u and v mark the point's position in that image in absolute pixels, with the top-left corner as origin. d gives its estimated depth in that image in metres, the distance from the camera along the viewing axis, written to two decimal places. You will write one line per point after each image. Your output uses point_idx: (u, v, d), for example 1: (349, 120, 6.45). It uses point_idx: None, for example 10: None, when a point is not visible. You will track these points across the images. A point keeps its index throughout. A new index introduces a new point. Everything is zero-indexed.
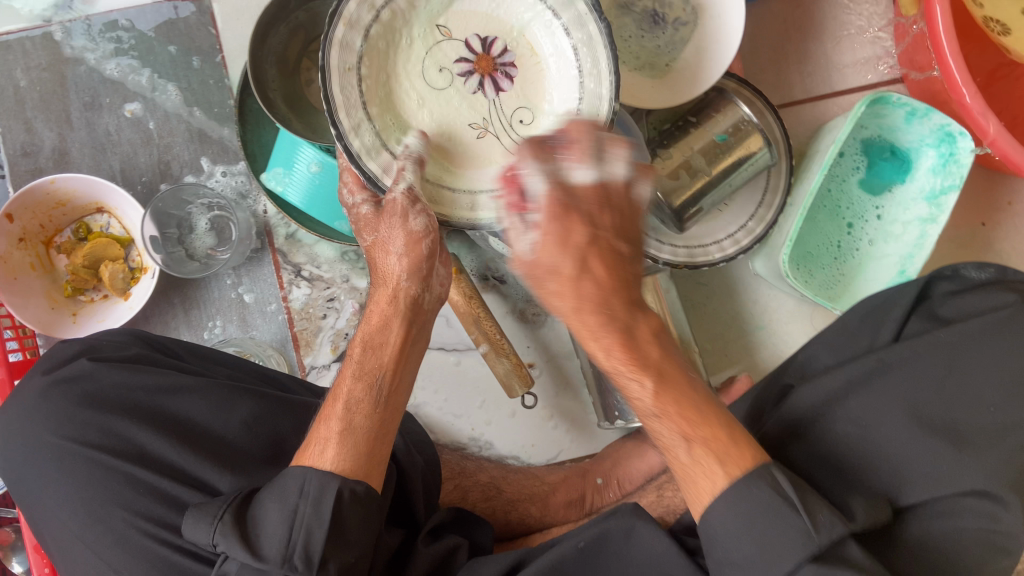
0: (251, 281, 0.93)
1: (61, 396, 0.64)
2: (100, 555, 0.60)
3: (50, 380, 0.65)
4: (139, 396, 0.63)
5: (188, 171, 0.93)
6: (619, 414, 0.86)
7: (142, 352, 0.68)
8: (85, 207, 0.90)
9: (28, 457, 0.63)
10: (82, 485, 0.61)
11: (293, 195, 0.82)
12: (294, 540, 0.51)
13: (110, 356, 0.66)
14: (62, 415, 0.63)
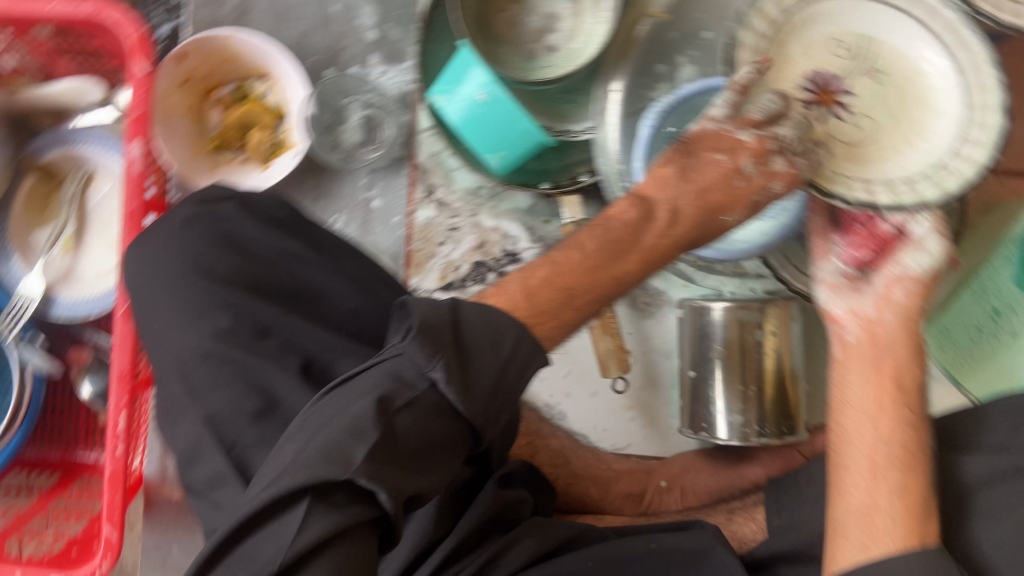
0: (384, 188, 0.93)
1: (204, 227, 0.65)
2: (193, 379, 0.59)
3: (193, 211, 0.66)
4: (270, 254, 0.64)
5: (355, 65, 0.92)
6: (705, 427, 0.84)
7: (287, 216, 0.68)
8: (251, 68, 0.90)
9: (153, 277, 0.64)
10: (193, 314, 0.60)
11: (453, 114, 0.83)
12: (495, 384, 0.49)
13: (257, 210, 0.67)
14: (193, 247, 0.63)
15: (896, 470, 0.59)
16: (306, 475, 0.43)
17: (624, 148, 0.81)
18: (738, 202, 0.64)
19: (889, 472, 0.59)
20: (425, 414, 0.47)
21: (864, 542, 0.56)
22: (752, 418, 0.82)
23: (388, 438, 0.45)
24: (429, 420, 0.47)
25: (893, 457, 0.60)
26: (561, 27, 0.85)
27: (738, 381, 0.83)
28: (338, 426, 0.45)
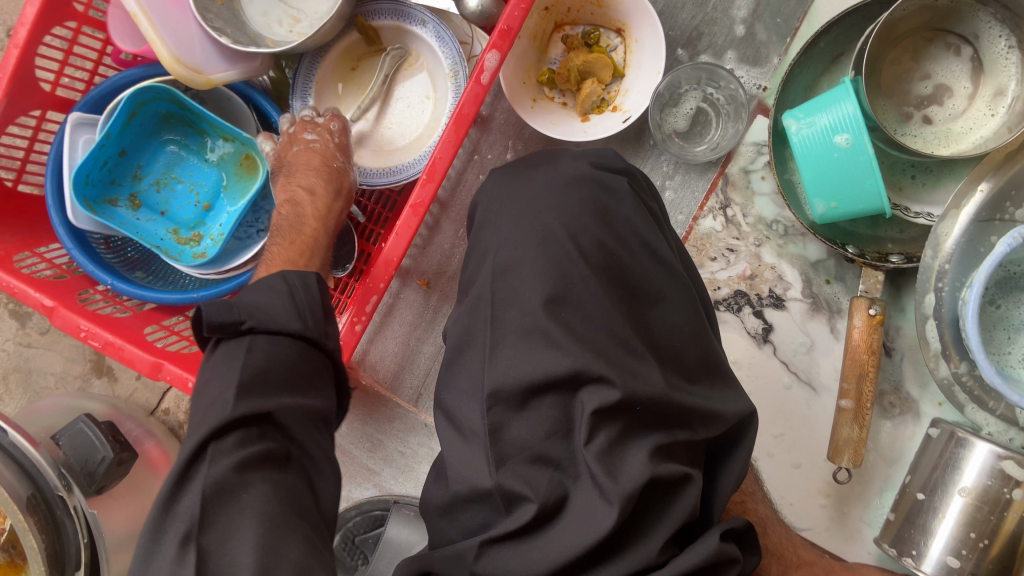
0: (681, 182, 0.90)
1: (588, 190, 0.65)
2: (510, 331, 0.60)
3: (583, 172, 0.66)
4: (632, 241, 0.64)
5: (709, 53, 0.88)
6: (912, 554, 0.79)
7: (655, 212, 0.68)
8: (611, 20, 0.87)
9: (521, 212, 0.65)
10: (549, 263, 0.61)
11: (801, 142, 0.79)
12: (299, 306, 0.60)
13: (638, 196, 0.67)
14: (572, 203, 0.64)
15: None
16: (264, 353, 0.56)
17: (961, 250, 0.75)
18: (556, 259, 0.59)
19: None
20: (285, 352, 0.57)
21: None
22: (967, 569, 0.75)
23: (280, 343, 0.57)
24: (265, 363, 0.55)
25: None
26: (949, 104, 0.80)
27: (972, 529, 0.75)
28: (274, 311, 0.58)
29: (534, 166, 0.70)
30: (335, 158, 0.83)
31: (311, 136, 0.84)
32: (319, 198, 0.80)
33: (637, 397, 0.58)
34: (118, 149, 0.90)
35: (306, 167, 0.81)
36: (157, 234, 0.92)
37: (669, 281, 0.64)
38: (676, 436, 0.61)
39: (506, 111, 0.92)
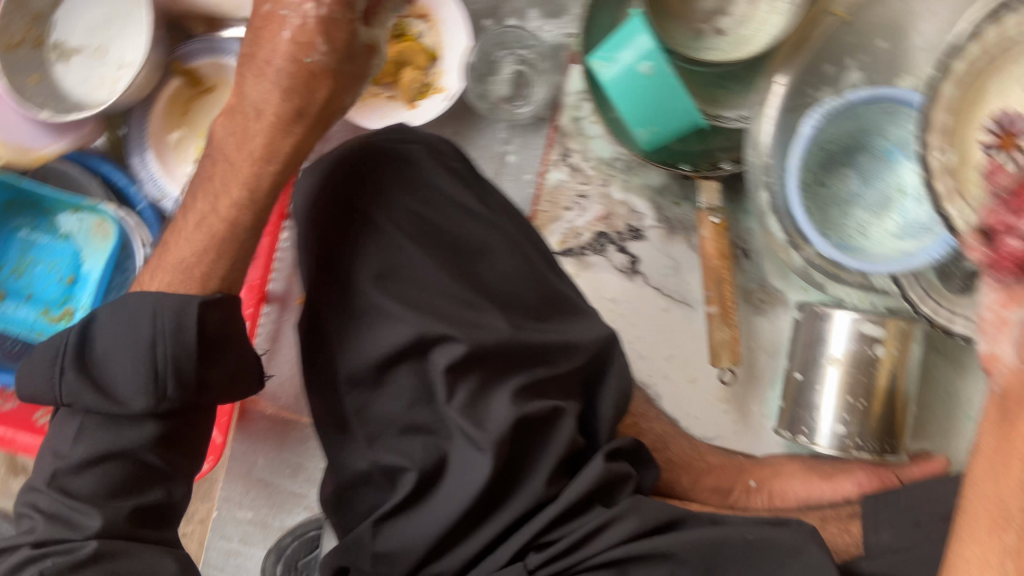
0: (521, 145, 0.93)
1: (388, 165, 0.68)
2: (355, 319, 0.64)
3: (377, 147, 0.68)
4: (440, 202, 0.68)
5: (513, 17, 0.92)
6: (804, 431, 0.83)
7: (459, 168, 0.70)
8: (412, 8, 0.90)
9: (331, 202, 0.67)
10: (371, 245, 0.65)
11: (610, 80, 0.82)
12: (157, 362, 0.55)
13: (438, 158, 0.69)
14: (378, 181, 0.67)
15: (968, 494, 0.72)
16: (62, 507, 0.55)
17: (778, 142, 0.81)
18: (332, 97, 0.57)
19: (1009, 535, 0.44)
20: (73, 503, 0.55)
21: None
22: (853, 432, 0.81)
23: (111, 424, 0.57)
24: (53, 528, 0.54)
25: None
26: (735, 13, 0.84)
27: (849, 393, 0.80)
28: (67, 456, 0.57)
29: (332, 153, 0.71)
30: (326, 76, 0.58)
31: (318, 15, 0.55)
32: (257, 134, 0.59)
33: (482, 343, 0.62)
34: None
35: (257, 81, 0.58)
36: (29, 320, 0.93)
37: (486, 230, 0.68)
38: (536, 375, 0.64)
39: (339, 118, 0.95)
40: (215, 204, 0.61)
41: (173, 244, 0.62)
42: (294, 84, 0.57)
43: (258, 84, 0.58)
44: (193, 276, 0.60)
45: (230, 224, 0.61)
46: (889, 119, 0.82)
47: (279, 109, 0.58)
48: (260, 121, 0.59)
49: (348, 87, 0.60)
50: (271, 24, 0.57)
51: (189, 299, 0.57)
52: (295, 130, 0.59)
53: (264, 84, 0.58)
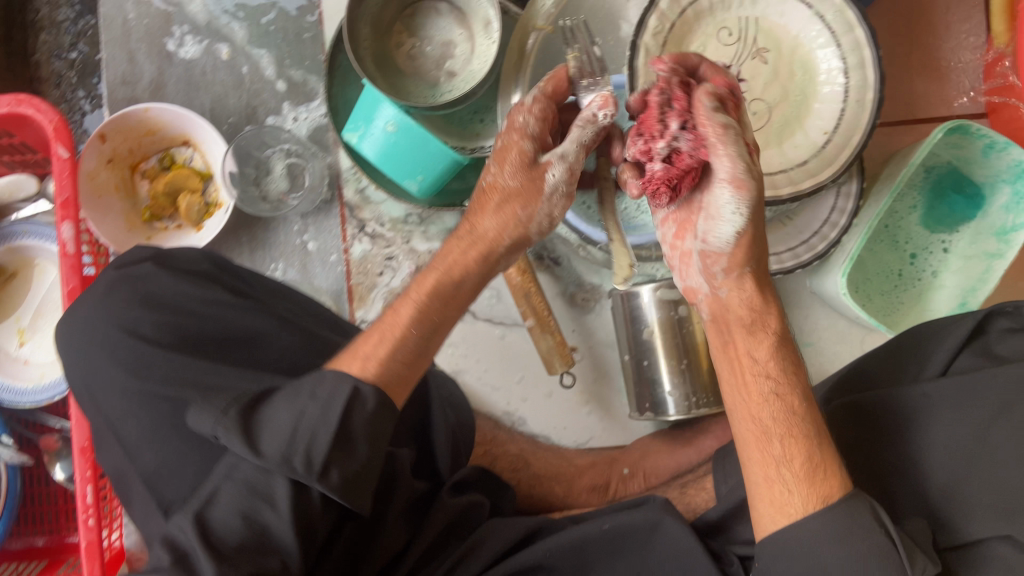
0: (317, 230, 0.96)
1: (126, 291, 0.67)
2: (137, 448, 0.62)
3: (116, 277, 0.68)
4: (192, 304, 0.66)
5: (271, 117, 0.96)
6: (651, 407, 0.85)
7: (210, 269, 0.70)
8: (172, 138, 0.95)
9: (85, 344, 0.65)
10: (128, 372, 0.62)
11: (369, 148, 0.86)
12: (295, 443, 0.51)
13: (180, 267, 0.69)
14: (118, 308, 0.65)
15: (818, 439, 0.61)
16: None
17: None
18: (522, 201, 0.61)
19: (772, 444, 0.60)
20: None
21: (775, 508, 0.59)
22: (689, 392, 0.83)
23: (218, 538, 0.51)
24: None
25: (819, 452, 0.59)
26: (458, 53, 0.89)
27: (674, 358, 0.83)
28: None
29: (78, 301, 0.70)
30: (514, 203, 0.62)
31: (510, 164, 0.61)
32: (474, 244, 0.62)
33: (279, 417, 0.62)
34: None
35: (463, 249, 0.63)
36: None
37: (245, 314, 0.67)
38: None
39: None
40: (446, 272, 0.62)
41: (360, 344, 0.60)
42: (477, 277, 0.64)
43: (451, 250, 0.63)
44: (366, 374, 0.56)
45: (399, 345, 0.59)
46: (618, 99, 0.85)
47: (431, 287, 0.62)
48: (409, 299, 0.61)
49: (532, 217, 0.62)
50: (486, 198, 0.63)
51: (343, 379, 0.54)
52: (467, 252, 0.63)
53: (449, 252, 0.64)
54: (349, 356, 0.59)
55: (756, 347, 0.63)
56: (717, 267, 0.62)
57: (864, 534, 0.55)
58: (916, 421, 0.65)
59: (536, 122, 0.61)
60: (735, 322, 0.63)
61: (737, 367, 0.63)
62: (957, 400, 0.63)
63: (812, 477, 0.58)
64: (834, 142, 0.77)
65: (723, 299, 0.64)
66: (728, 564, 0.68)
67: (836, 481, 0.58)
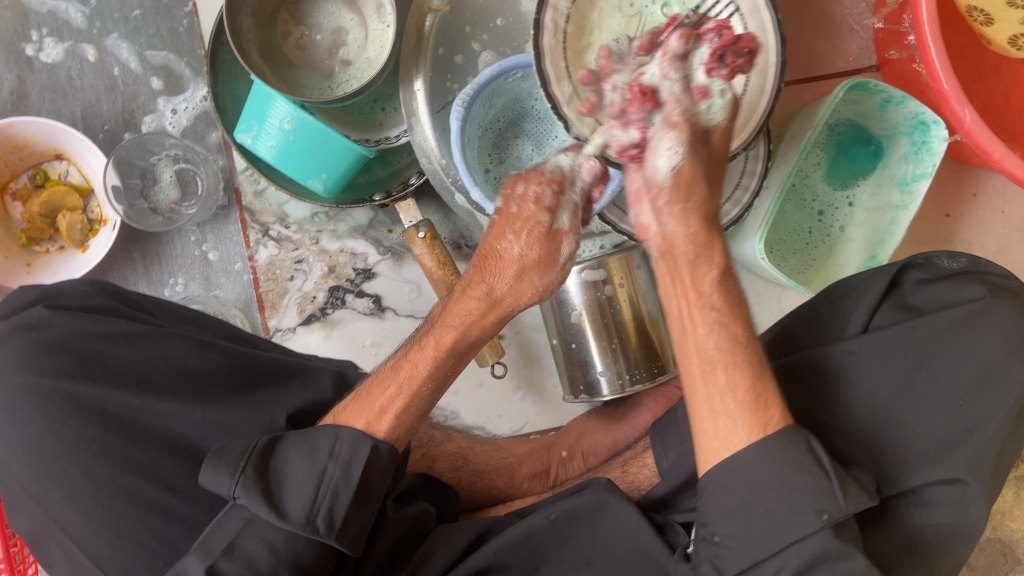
0: (216, 238, 0.90)
1: (19, 342, 0.59)
2: (50, 504, 0.56)
3: (7, 328, 0.61)
4: (98, 344, 0.60)
5: (150, 118, 0.89)
6: (584, 388, 0.85)
7: (107, 303, 0.64)
8: (42, 153, 0.85)
9: None
10: (31, 426, 0.57)
11: (264, 149, 0.80)
12: (318, 503, 0.53)
13: (70, 304, 0.62)
14: (13, 359, 0.59)
15: (722, 371, 0.56)
16: None
17: (441, 143, 0.82)
18: (514, 268, 0.57)
19: (717, 375, 0.56)
20: None
21: (718, 437, 0.56)
22: (621, 369, 0.83)
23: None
24: None
25: (759, 396, 0.56)
26: (351, 40, 0.85)
27: (603, 337, 0.82)
28: None
29: None
30: (534, 278, 0.58)
31: (528, 233, 0.56)
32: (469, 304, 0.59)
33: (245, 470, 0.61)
34: None
35: (472, 301, 0.59)
36: None
37: (162, 343, 0.61)
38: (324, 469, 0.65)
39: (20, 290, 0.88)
40: (436, 346, 0.60)
41: (375, 388, 0.61)
42: (488, 330, 0.61)
43: (457, 302, 0.60)
44: (384, 422, 0.59)
45: (415, 401, 0.60)
46: (528, 80, 0.83)
47: (445, 347, 0.60)
48: (423, 354, 0.60)
49: (547, 286, 0.58)
50: (497, 261, 0.57)
51: (360, 439, 0.55)
52: (487, 321, 0.60)
53: (464, 307, 0.59)
54: (358, 403, 0.60)
55: (701, 280, 0.57)
56: (659, 203, 0.56)
57: (800, 466, 0.53)
58: (844, 377, 0.64)
59: (551, 194, 0.56)
60: (681, 258, 0.57)
61: (679, 301, 0.58)
62: (882, 354, 0.63)
63: (749, 409, 0.55)
64: (743, 108, 0.76)
65: (665, 237, 0.57)
66: (675, 535, 0.67)
67: (777, 415, 0.56)
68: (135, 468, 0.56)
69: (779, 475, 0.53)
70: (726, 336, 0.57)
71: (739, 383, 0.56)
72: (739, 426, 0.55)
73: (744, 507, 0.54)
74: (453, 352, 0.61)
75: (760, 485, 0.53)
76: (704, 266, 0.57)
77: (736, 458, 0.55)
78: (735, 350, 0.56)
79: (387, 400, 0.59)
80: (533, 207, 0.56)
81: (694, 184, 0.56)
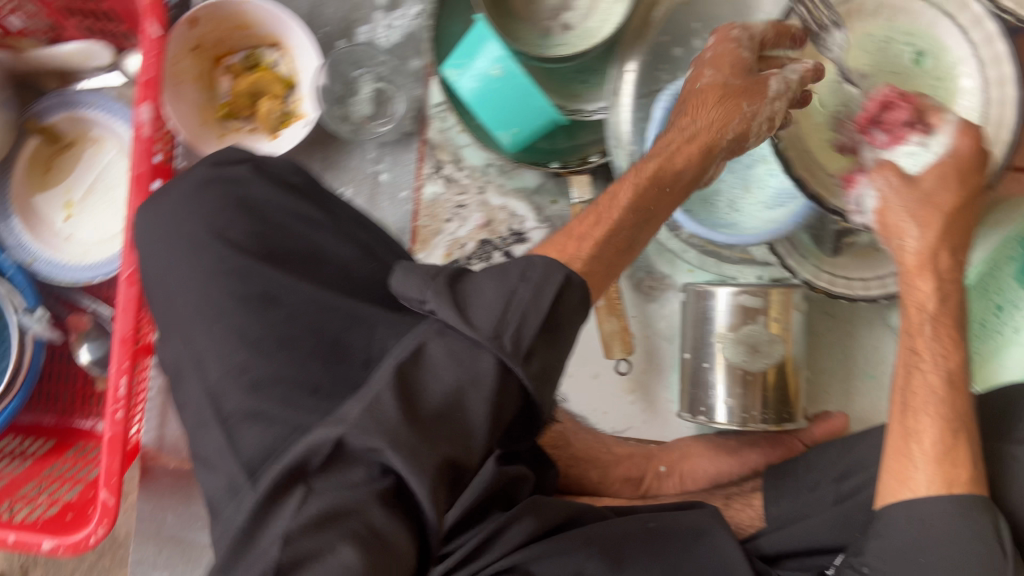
0: (392, 162, 0.92)
1: (218, 193, 0.63)
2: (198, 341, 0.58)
3: (209, 176, 0.64)
4: (284, 218, 0.63)
5: (365, 32, 0.91)
6: (703, 411, 0.83)
7: (302, 184, 0.66)
8: (262, 37, 0.89)
9: (171, 237, 0.62)
10: (205, 272, 0.60)
11: (465, 87, 0.82)
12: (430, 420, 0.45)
13: (272, 175, 0.65)
14: (209, 205, 0.62)
15: (926, 413, 0.61)
16: None
17: (636, 130, 0.81)
18: (711, 91, 0.63)
19: (912, 418, 0.61)
20: None
21: (899, 479, 0.60)
22: (750, 404, 0.80)
23: (421, 455, 0.43)
24: None
25: (952, 446, 0.59)
26: (577, 7, 0.85)
27: (741, 366, 0.80)
28: None
29: (165, 189, 0.66)
30: (733, 101, 0.62)
31: (726, 62, 0.63)
32: (689, 140, 0.62)
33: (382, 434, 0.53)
34: None
35: (692, 146, 0.62)
36: None
37: (333, 238, 0.64)
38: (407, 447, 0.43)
39: None
40: (636, 187, 0.59)
41: (569, 227, 0.56)
42: (694, 171, 0.63)
43: (678, 147, 0.62)
44: (564, 250, 0.53)
45: (613, 232, 0.56)
46: None
47: (640, 202, 0.58)
48: (613, 201, 0.58)
49: (753, 115, 0.63)
50: (701, 97, 0.63)
51: (552, 268, 0.49)
52: (696, 153, 0.62)
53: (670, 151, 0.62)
54: (554, 240, 0.56)
55: (913, 320, 0.66)
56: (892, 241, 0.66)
57: (980, 533, 0.55)
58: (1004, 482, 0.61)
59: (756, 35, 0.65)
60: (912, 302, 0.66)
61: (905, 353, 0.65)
62: None
63: (937, 455, 0.59)
64: None
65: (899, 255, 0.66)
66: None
67: (967, 475, 0.58)
68: (283, 344, 0.55)
69: (957, 533, 0.55)
70: (941, 401, 0.61)
71: (936, 440, 0.59)
72: (923, 466, 0.59)
73: (913, 547, 0.56)
74: (639, 206, 0.58)
75: (937, 536, 0.56)
76: (923, 292, 0.65)
77: (919, 500, 0.57)
78: (951, 401, 0.61)
79: (575, 241, 0.54)
80: (731, 53, 0.64)
81: (924, 224, 0.64)
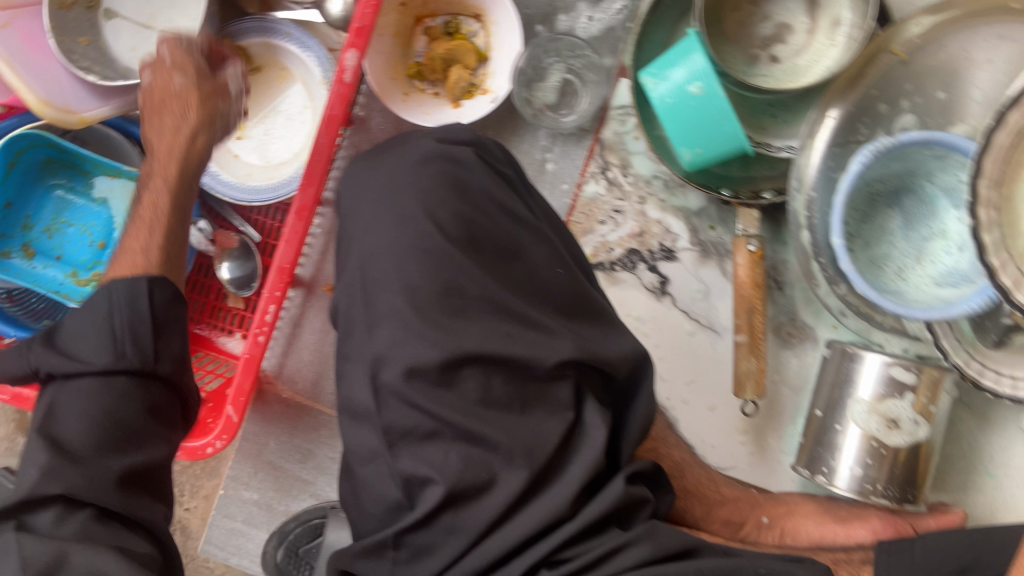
0: (561, 153, 0.93)
1: (437, 170, 0.63)
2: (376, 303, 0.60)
3: (436, 150, 0.65)
4: (495, 208, 0.64)
5: (567, 20, 0.91)
6: (824, 471, 0.82)
7: (512, 177, 0.67)
8: (467, 6, 0.90)
9: (381, 195, 0.64)
10: (405, 241, 0.60)
11: (659, 96, 0.81)
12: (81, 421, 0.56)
13: (491, 164, 0.66)
14: (428, 180, 0.63)
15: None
16: None
17: (822, 178, 0.80)
18: None
19: None
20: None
21: None
22: (876, 476, 0.79)
23: (64, 471, 0.53)
24: None
25: None
26: (790, 41, 0.84)
27: (875, 439, 0.78)
28: None
29: (386, 149, 0.68)
30: None
31: None
32: None
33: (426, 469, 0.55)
34: (2, 203, 0.91)
35: None
36: (56, 280, 0.93)
37: (533, 239, 0.64)
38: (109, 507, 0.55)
39: (382, 109, 0.94)
40: None
41: None
42: None
43: None
44: None
45: None
46: (942, 162, 0.80)
47: None
48: None
49: None
50: None
51: (136, 283, 0.63)
52: None
53: None
54: None
55: None
56: None
57: None
58: None
59: None
60: None
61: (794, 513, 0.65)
62: None
63: None
64: None
65: None
66: None
67: None
68: (457, 318, 0.58)
69: None
70: None
71: None
72: None
73: None
74: None
75: None
76: None
77: None
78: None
79: None
80: None
81: None
